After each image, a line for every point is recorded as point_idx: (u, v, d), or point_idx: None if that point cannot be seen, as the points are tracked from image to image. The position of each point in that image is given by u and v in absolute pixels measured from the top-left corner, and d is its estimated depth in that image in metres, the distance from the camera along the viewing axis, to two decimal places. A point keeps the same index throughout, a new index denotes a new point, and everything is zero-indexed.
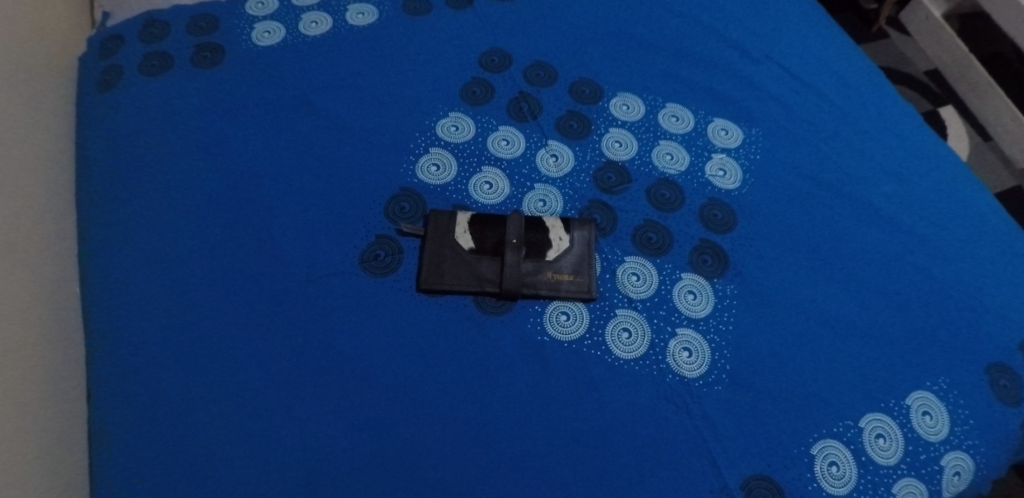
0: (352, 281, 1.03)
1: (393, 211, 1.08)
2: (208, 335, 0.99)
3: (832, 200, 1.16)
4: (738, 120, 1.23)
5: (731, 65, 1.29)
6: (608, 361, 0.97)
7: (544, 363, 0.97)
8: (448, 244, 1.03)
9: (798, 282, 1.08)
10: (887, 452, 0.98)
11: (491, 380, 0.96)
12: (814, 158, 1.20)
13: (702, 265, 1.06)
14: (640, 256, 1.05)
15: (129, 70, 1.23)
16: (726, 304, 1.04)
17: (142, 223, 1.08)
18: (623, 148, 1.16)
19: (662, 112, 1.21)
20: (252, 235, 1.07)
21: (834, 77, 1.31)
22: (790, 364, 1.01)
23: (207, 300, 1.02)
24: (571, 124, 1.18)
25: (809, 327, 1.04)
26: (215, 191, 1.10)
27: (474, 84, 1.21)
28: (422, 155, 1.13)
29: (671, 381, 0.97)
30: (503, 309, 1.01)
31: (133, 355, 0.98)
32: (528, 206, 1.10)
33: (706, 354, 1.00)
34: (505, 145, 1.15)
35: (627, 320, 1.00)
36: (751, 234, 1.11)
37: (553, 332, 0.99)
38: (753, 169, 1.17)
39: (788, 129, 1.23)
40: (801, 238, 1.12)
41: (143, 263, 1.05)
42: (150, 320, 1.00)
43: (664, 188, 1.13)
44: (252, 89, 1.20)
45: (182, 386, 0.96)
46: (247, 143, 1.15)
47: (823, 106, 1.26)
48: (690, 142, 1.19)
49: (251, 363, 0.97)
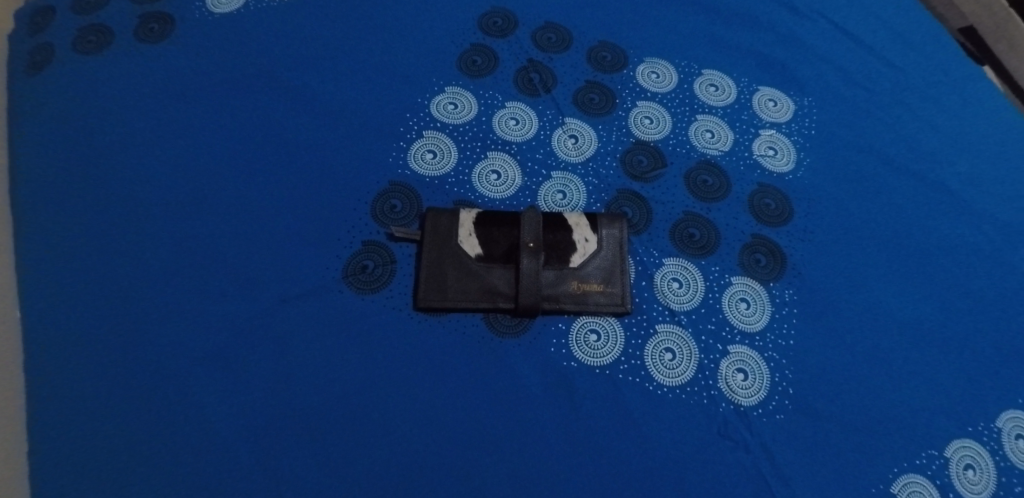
0: (335, 300, 0.85)
1: (382, 211, 0.90)
2: (164, 374, 0.81)
3: (901, 183, 0.98)
4: (788, 88, 1.04)
5: (777, 22, 1.09)
6: (648, 389, 0.81)
7: (570, 394, 0.80)
8: (450, 251, 0.84)
9: (867, 283, 0.90)
10: (977, 486, 0.81)
11: (509, 417, 0.79)
12: (878, 133, 1.01)
13: (755, 266, 0.88)
14: (681, 258, 0.88)
15: (62, 49, 1.02)
16: (785, 313, 0.86)
17: (79, 235, 0.89)
18: (653, 126, 0.98)
19: (698, 80, 1.02)
20: (213, 245, 0.88)
21: (892, 34, 1.11)
22: (861, 385, 0.85)
23: (161, 330, 0.84)
24: (591, 97, 0.99)
25: (882, 338, 0.87)
26: (169, 193, 0.91)
27: (473, 51, 1.01)
28: (415, 140, 0.94)
29: (725, 411, 0.80)
30: (521, 328, 0.83)
31: (69, 402, 0.80)
32: (544, 200, 0.92)
33: (765, 377, 0.83)
34: (514, 125, 0.96)
35: (670, 338, 0.83)
36: (810, 225, 0.93)
37: (582, 355, 0.82)
38: (809, 147, 0.99)
39: (845, 99, 1.04)
40: (869, 229, 0.94)
41: (80, 284, 0.86)
42: (91, 354, 0.82)
43: (705, 173, 0.94)
44: (210, 67, 1.00)
45: (133, 439, 0.78)
46: (205, 133, 0.95)
47: (882, 69, 1.07)
48: (733, 116, 1.00)
49: (217, 406, 0.80)
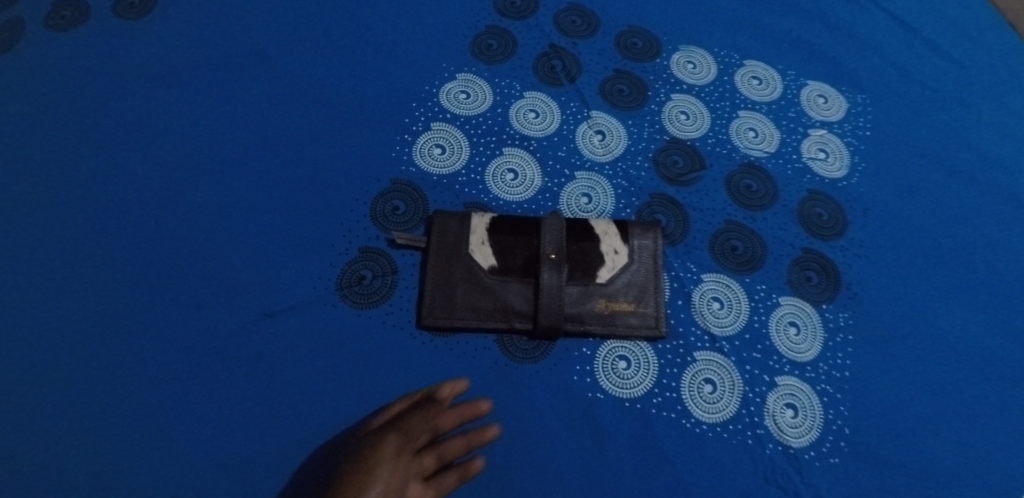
0: (327, 316, 0.74)
1: (383, 214, 0.79)
2: (130, 397, 0.71)
3: (967, 193, 0.86)
4: (839, 83, 0.93)
5: (827, 8, 0.98)
6: (685, 427, 0.70)
7: (596, 430, 0.70)
8: (460, 261, 0.73)
9: (931, 307, 0.79)
10: None
11: (524, 456, 0.68)
12: (940, 135, 0.90)
13: (805, 285, 0.78)
14: (722, 274, 0.77)
15: (32, 24, 0.90)
16: (840, 340, 0.76)
17: (42, 235, 0.78)
18: (690, 122, 0.87)
19: (740, 72, 0.91)
20: (191, 250, 0.78)
21: (955, 24, 0.99)
22: (928, 424, 0.73)
23: (129, 347, 0.73)
24: (621, 88, 0.88)
25: (950, 371, 0.76)
26: (146, 189, 0.81)
27: (488, 34, 0.90)
28: (422, 133, 0.84)
29: (773, 453, 0.70)
30: (540, 352, 0.73)
31: (21, 429, 0.69)
32: (568, 203, 0.81)
33: (819, 414, 0.72)
34: (533, 118, 0.85)
35: (709, 367, 0.73)
36: (865, 239, 0.82)
37: (609, 386, 0.71)
38: (863, 150, 0.88)
39: (903, 96, 0.92)
40: (932, 245, 0.83)
41: (42, 291, 0.75)
42: (53, 373, 0.71)
43: (748, 176, 0.84)
44: (195, 49, 0.89)
45: (89, 476, 0.67)
46: (186, 123, 0.84)
47: (943, 63, 0.95)
48: (779, 113, 0.89)
49: (188, 436, 0.69)
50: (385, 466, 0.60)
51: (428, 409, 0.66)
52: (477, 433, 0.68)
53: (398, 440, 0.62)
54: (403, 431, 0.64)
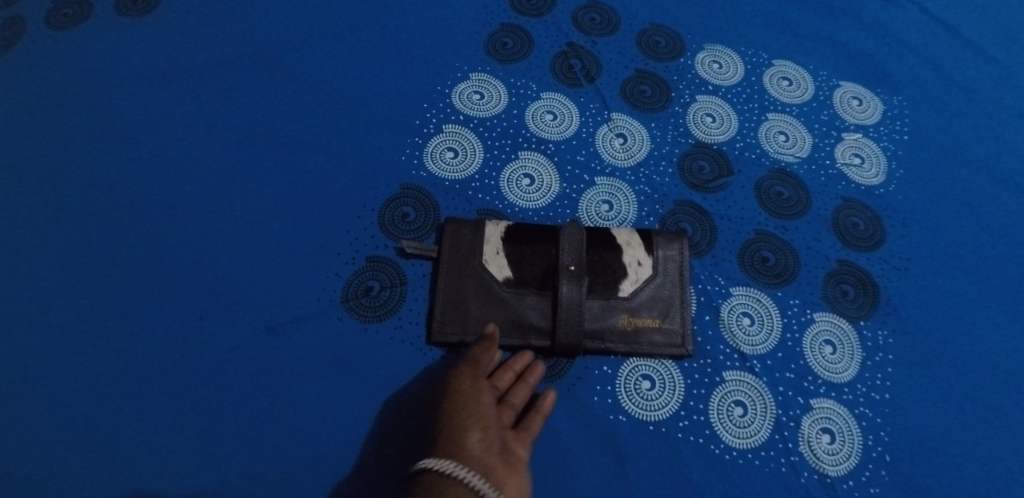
0: (333, 331, 0.70)
1: (392, 221, 0.75)
2: (123, 417, 0.66)
3: (1013, 201, 0.81)
4: (874, 84, 0.87)
5: (860, 6, 0.92)
6: (713, 453, 0.65)
7: (618, 455, 0.65)
8: (473, 272, 0.69)
9: (976, 325, 0.74)
10: None
11: (541, 483, 0.64)
12: (982, 141, 0.85)
13: (841, 300, 0.73)
14: (753, 287, 0.73)
15: (32, 21, 0.86)
16: (879, 360, 0.71)
17: (35, 242, 0.74)
18: (717, 124, 0.82)
19: (768, 72, 0.86)
20: (190, 260, 0.73)
21: (995, 22, 0.93)
22: (976, 452, 0.68)
23: (123, 363, 0.69)
24: (643, 89, 0.84)
25: (999, 395, 0.71)
26: (145, 194, 0.77)
27: (503, 32, 0.86)
28: (434, 136, 0.79)
29: (808, 482, 0.65)
30: (557, 370, 0.68)
31: (8, 451, 0.64)
32: (587, 211, 0.76)
33: (858, 440, 0.67)
34: (551, 121, 0.81)
35: (740, 388, 0.68)
36: (905, 252, 0.77)
37: (632, 407, 0.67)
38: (901, 155, 0.83)
39: (943, 99, 0.87)
40: (976, 258, 0.77)
41: (35, 302, 0.71)
42: (44, 390, 0.67)
43: (779, 183, 0.79)
44: (198, 49, 0.85)
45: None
46: (188, 126, 0.80)
47: (984, 64, 0.90)
48: (811, 116, 0.84)
49: (183, 459, 0.65)
50: (469, 397, 0.60)
51: (483, 347, 0.65)
52: (532, 370, 0.67)
53: (470, 376, 0.62)
54: (471, 364, 0.64)
